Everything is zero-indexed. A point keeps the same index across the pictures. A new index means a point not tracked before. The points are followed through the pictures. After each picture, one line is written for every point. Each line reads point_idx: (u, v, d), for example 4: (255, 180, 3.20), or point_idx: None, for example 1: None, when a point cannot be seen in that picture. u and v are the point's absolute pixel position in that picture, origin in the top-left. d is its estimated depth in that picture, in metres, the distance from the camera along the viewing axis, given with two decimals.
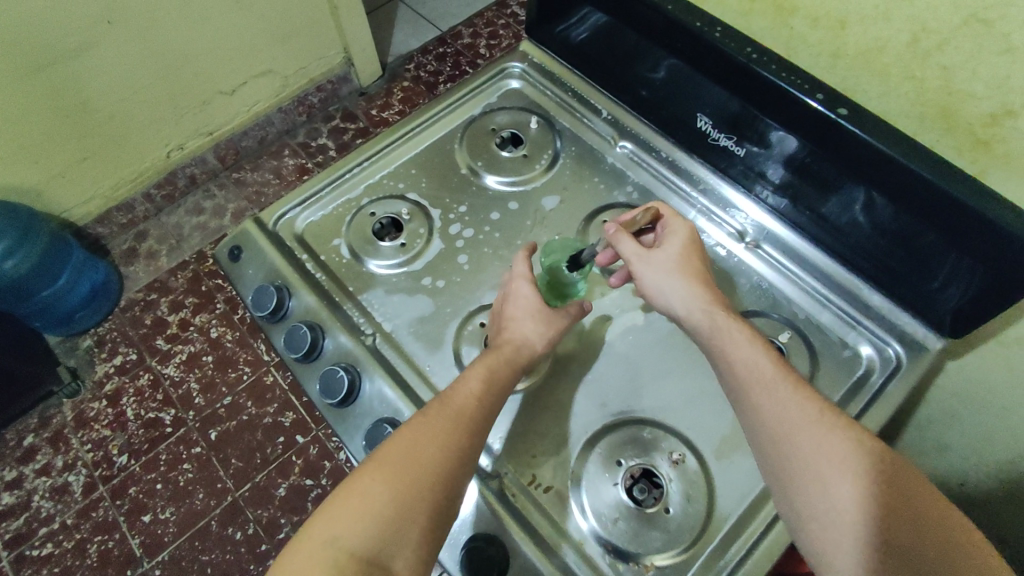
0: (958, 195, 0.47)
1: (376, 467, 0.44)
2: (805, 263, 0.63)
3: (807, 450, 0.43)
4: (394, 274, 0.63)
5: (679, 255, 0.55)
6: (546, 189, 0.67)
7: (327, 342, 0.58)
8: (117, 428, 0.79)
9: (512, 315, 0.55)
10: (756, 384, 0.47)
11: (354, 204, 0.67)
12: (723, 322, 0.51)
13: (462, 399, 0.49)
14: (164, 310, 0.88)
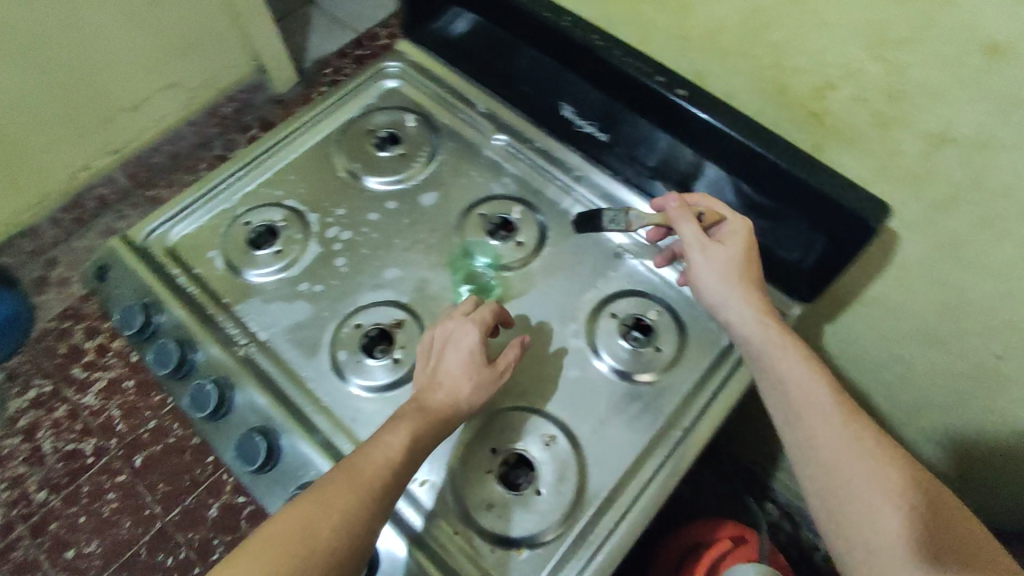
0: (790, 167, 0.51)
1: (256, 548, 0.42)
2: (671, 241, 0.63)
3: (833, 442, 0.49)
4: (271, 282, 0.62)
5: (723, 269, 0.55)
6: (425, 186, 0.68)
7: (197, 356, 0.57)
8: (34, 463, 0.77)
9: (447, 368, 0.53)
10: (827, 408, 0.50)
11: (229, 214, 0.66)
12: (791, 350, 0.52)
13: (369, 472, 0.46)
14: (79, 336, 0.85)
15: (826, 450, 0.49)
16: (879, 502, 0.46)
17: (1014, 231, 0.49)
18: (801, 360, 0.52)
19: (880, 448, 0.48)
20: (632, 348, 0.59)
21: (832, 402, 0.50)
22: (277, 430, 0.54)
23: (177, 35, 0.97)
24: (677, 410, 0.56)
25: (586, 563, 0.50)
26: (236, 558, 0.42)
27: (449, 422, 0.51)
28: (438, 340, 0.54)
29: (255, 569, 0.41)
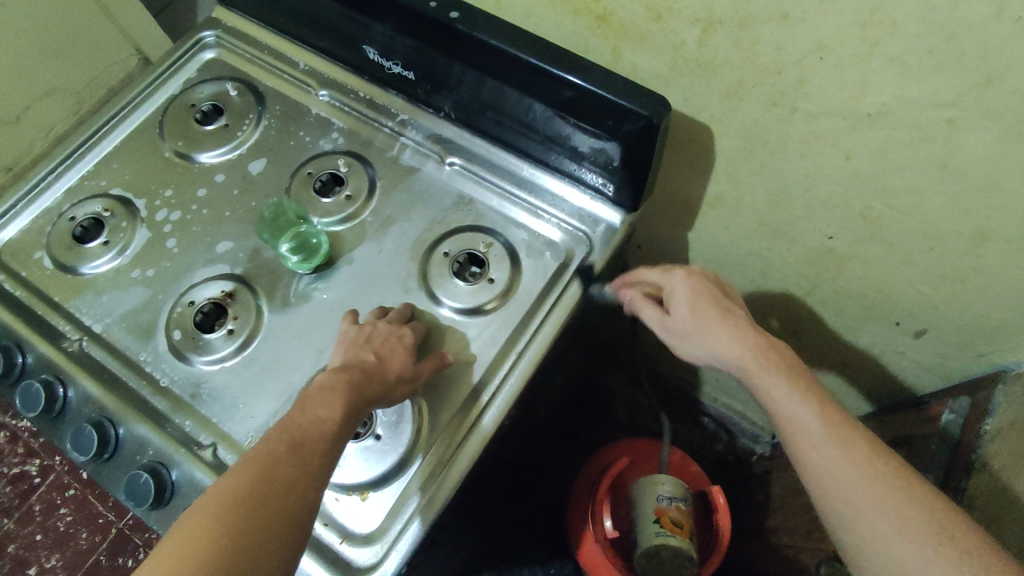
0: (564, 74, 0.50)
1: (201, 520, 0.40)
2: (500, 171, 0.63)
3: (822, 468, 0.47)
4: (102, 274, 0.61)
5: (698, 301, 0.56)
6: (253, 153, 0.66)
7: (26, 358, 0.56)
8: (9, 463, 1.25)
9: (385, 352, 0.52)
10: (798, 422, 0.49)
11: (54, 212, 0.64)
12: (773, 382, 0.51)
13: (315, 437, 0.45)
14: None
15: (809, 458, 0.48)
16: (877, 500, 0.45)
17: (798, 109, 0.49)
18: (773, 372, 0.51)
19: (864, 454, 0.47)
20: (466, 284, 0.58)
21: (817, 416, 0.49)
22: (112, 417, 0.53)
23: None
24: (509, 338, 0.56)
25: (422, 499, 0.50)
26: (185, 528, 0.39)
27: (377, 391, 0.49)
28: (377, 331, 0.53)
29: (206, 536, 0.39)
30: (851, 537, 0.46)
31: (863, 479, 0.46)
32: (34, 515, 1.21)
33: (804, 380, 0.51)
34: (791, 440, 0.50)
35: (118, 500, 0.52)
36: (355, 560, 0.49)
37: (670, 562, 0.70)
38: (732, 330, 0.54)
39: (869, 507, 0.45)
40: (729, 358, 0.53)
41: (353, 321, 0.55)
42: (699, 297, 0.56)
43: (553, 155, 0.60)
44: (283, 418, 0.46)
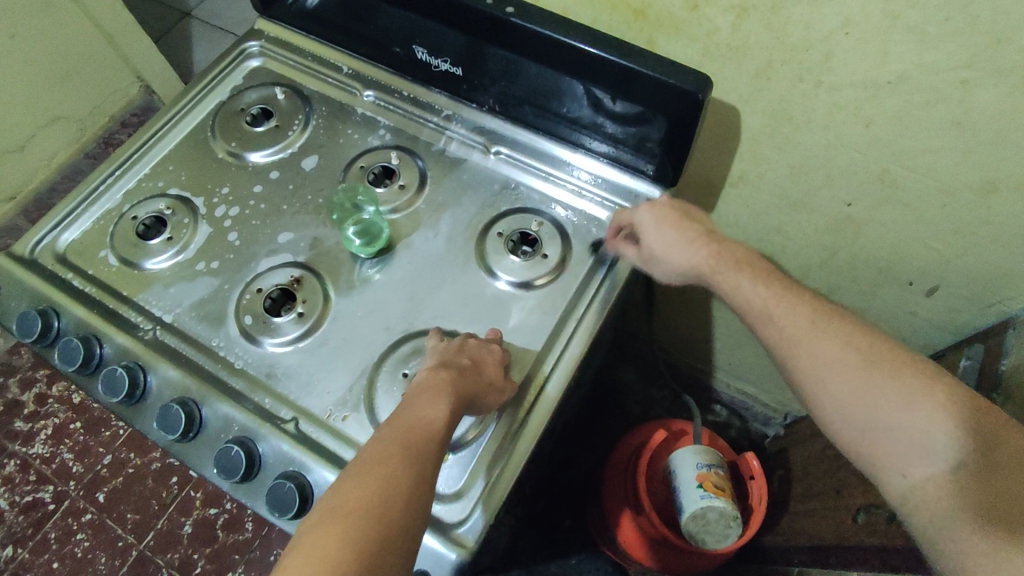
0: (616, 57, 0.54)
1: (326, 528, 0.40)
2: (544, 158, 0.68)
3: (847, 396, 0.47)
4: (168, 267, 0.63)
5: (664, 225, 0.59)
6: (304, 151, 0.70)
7: (104, 349, 0.58)
8: (16, 490, 1.16)
9: (478, 359, 0.54)
10: (806, 347, 0.50)
11: (115, 213, 0.67)
12: (763, 301, 0.53)
13: (423, 439, 0.46)
14: (73, 415, 1.23)
15: (813, 373, 0.49)
16: (909, 413, 0.45)
17: (822, 83, 0.55)
18: (748, 278, 0.55)
19: (885, 362, 0.47)
20: (522, 260, 0.62)
21: (808, 324, 0.50)
22: (195, 399, 0.56)
23: (65, 67, 1.24)
24: (566, 307, 0.61)
25: (501, 459, 0.54)
26: (315, 534, 0.40)
27: (474, 396, 0.51)
28: (470, 344, 0.55)
29: (339, 540, 0.40)
30: (890, 456, 0.45)
31: (886, 389, 0.46)
32: (50, 543, 1.12)
33: (822, 314, 0.51)
34: (803, 374, 0.50)
35: (208, 475, 0.54)
36: (443, 517, 0.52)
37: (716, 522, 0.74)
38: (752, 282, 0.54)
39: (888, 413, 0.45)
40: (753, 309, 0.54)
41: (438, 336, 0.57)
42: (665, 224, 0.59)
43: (594, 140, 0.66)
44: (391, 420, 0.48)
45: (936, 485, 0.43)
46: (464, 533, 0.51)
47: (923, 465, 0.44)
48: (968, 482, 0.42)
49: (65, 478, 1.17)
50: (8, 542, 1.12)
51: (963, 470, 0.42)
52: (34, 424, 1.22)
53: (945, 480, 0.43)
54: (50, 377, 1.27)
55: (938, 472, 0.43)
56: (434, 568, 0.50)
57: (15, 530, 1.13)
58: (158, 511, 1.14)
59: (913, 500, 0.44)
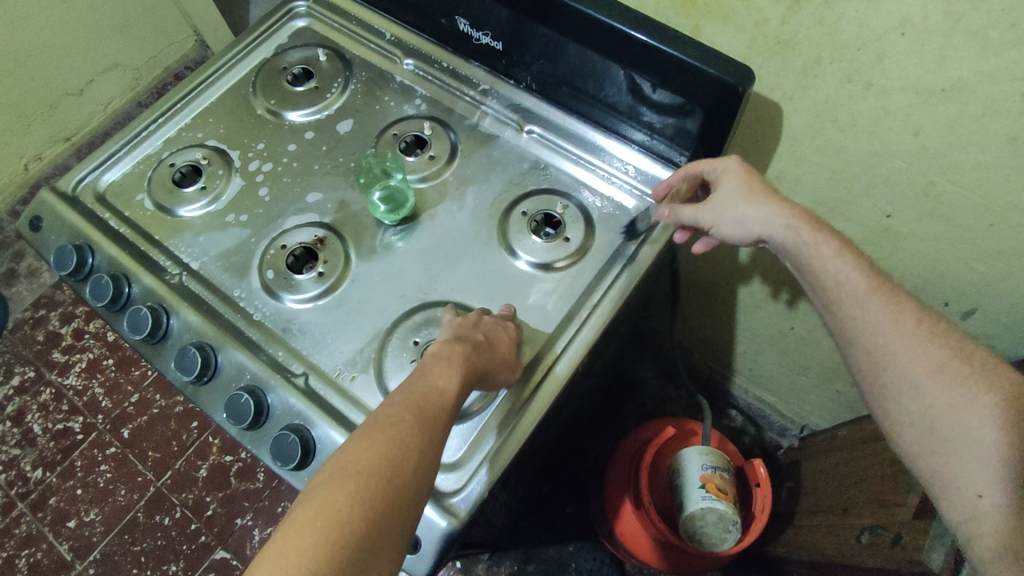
0: (659, 43, 0.53)
1: (337, 484, 0.40)
2: (577, 140, 0.67)
3: (934, 406, 0.46)
4: (200, 216, 0.65)
5: (739, 181, 0.56)
6: (340, 114, 0.71)
7: (132, 288, 0.61)
8: (48, 417, 1.21)
9: (492, 335, 0.54)
10: (895, 343, 0.48)
11: (154, 159, 0.69)
12: (859, 294, 0.50)
13: (434, 405, 0.46)
14: (104, 352, 1.27)
15: (901, 375, 0.48)
16: (995, 436, 0.43)
17: (872, 85, 0.53)
18: (836, 254, 0.51)
19: (985, 381, 0.45)
20: (543, 241, 0.62)
21: (911, 325, 0.48)
22: (211, 344, 0.58)
23: (125, 16, 1.27)
24: (585, 291, 0.60)
25: (501, 436, 0.54)
26: (325, 489, 0.40)
27: (488, 369, 0.51)
28: (486, 319, 0.55)
29: (349, 498, 0.40)
30: (960, 473, 0.44)
31: (978, 406, 0.44)
32: (76, 471, 1.17)
33: (926, 317, 0.48)
34: (888, 372, 0.48)
35: (218, 420, 0.56)
36: (439, 485, 0.53)
37: (714, 525, 0.74)
38: (851, 261, 0.51)
39: (976, 431, 0.44)
40: (841, 294, 0.51)
41: (454, 313, 0.56)
42: (756, 179, 0.56)
43: (629, 128, 0.65)
44: (403, 386, 0.48)
45: (1009, 515, 0.41)
46: (457, 503, 0.51)
47: (1000, 484, 0.42)
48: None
49: (94, 412, 1.22)
50: (39, 465, 1.18)
51: None
52: (70, 356, 1.27)
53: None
54: (88, 313, 1.30)
55: (1020, 497, 0.41)
56: (425, 534, 0.50)
57: (46, 455, 1.18)
58: (177, 452, 1.19)
59: (980, 526, 0.42)
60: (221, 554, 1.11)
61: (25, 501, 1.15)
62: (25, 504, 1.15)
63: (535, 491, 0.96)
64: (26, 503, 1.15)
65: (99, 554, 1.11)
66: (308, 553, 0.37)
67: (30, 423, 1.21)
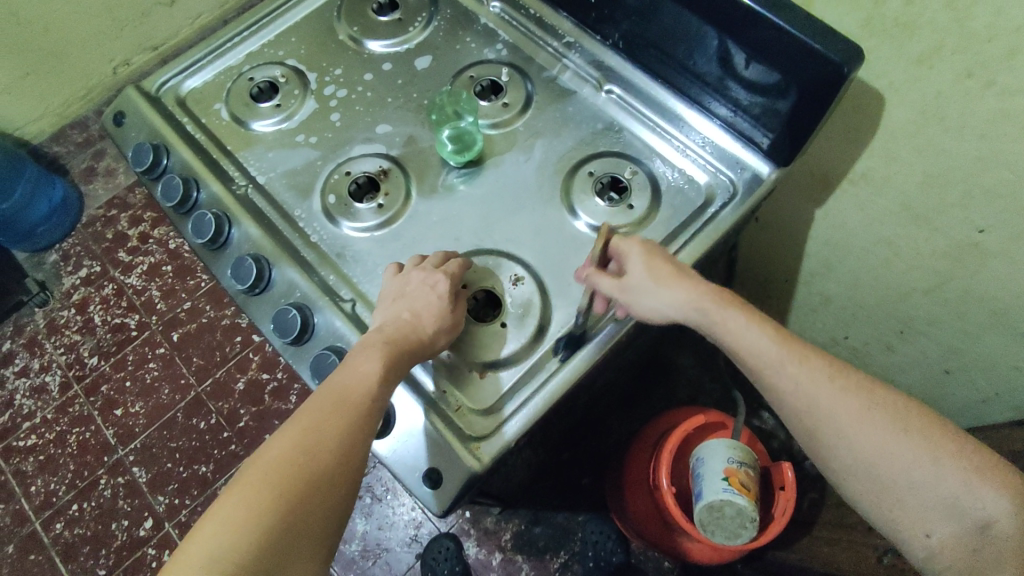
0: (765, 12, 0.49)
1: (251, 475, 0.42)
2: (656, 106, 0.65)
3: (869, 453, 0.46)
4: (272, 132, 0.66)
5: (654, 262, 0.53)
6: (420, 49, 0.70)
7: (200, 194, 0.62)
8: (107, 307, 1.19)
9: (416, 308, 0.51)
10: (821, 401, 0.47)
11: (235, 71, 0.70)
12: (779, 356, 0.49)
13: (354, 391, 0.46)
14: (159, 256, 1.23)
15: (835, 434, 0.47)
16: (928, 474, 0.44)
17: (993, 83, 0.48)
18: (746, 324, 0.51)
19: (903, 421, 0.46)
20: (606, 205, 0.61)
21: (826, 380, 0.48)
22: (267, 259, 0.59)
23: None
24: None
25: (536, 390, 0.53)
26: (242, 481, 0.42)
27: (413, 347, 0.50)
28: (412, 284, 0.53)
29: (258, 489, 0.41)
30: (906, 514, 0.45)
31: (905, 448, 0.45)
32: (128, 363, 1.16)
33: (841, 371, 0.48)
34: (819, 433, 0.48)
35: (264, 331, 0.57)
36: (468, 428, 0.53)
37: (730, 520, 0.71)
38: (761, 327, 0.51)
39: (914, 472, 0.45)
40: (765, 357, 0.49)
41: (414, 264, 0.55)
42: (655, 257, 0.53)
43: (713, 101, 0.62)
44: (328, 379, 0.48)
45: (960, 547, 0.43)
46: (483, 448, 0.51)
47: (946, 525, 0.44)
48: (990, 544, 0.42)
49: (149, 312, 1.19)
50: (96, 352, 1.16)
51: (986, 528, 0.42)
52: (135, 257, 1.23)
53: (969, 539, 0.43)
54: None
55: (963, 533, 0.43)
56: (446, 473, 0.51)
57: (102, 345, 1.17)
58: (219, 362, 1.16)
59: (937, 559, 0.44)
60: None
61: (79, 384, 1.14)
62: (80, 386, 1.14)
63: (554, 457, 0.97)
64: (81, 386, 1.14)
65: (139, 445, 1.10)
66: (220, 542, 0.39)
67: (92, 313, 1.19)
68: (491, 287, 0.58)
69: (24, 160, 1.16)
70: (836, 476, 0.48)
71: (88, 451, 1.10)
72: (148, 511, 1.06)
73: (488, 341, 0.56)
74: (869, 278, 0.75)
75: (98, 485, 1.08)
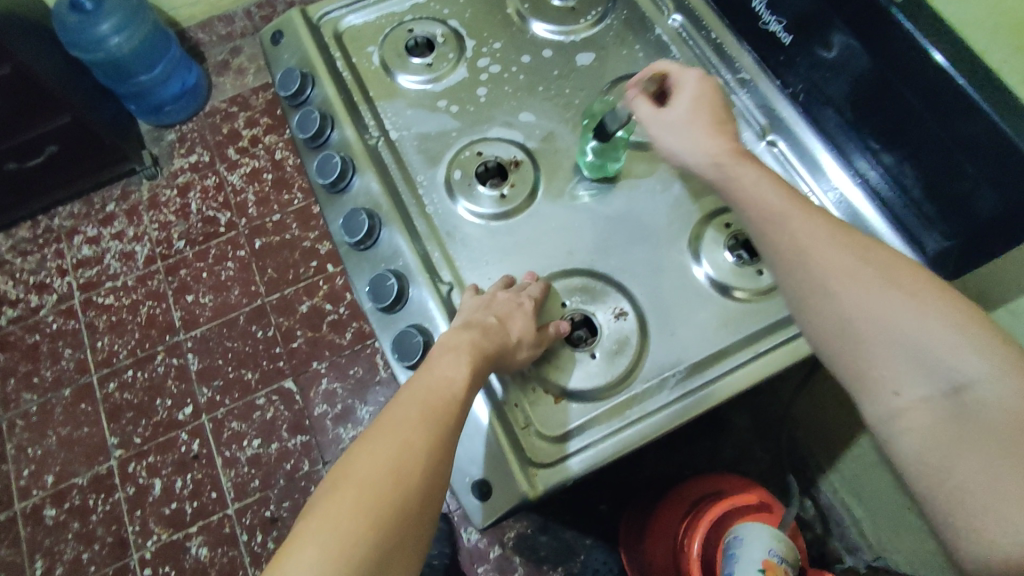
0: (978, 97, 0.43)
1: (342, 490, 0.37)
2: (817, 169, 0.61)
3: (851, 305, 0.39)
4: (417, 89, 0.64)
5: (698, 102, 0.53)
6: (584, 45, 0.66)
7: (332, 134, 0.61)
8: (205, 197, 1.23)
9: (505, 314, 0.50)
10: (812, 247, 0.41)
11: (396, 18, 0.68)
12: (790, 216, 0.43)
13: (447, 403, 0.43)
14: (263, 163, 1.25)
15: (815, 280, 0.41)
16: (913, 326, 0.36)
17: None
18: (757, 176, 0.46)
19: (898, 275, 0.38)
20: (735, 262, 0.56)
21: (821, 229, 0.42)
22: (381, 218, 0.57)
23: None
24: (755, 333, 0.54)
25: (611, 433, 0.51)
26: (333, 494, 0.37)
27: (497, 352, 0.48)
28: (499, 298, 0.52)
29: (353, 504, 0.36)
30: (877, 377, 0.37)
31: (891, 302, 0.37)
32: (209, 256, 1.18)
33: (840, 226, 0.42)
34: (798, 279, 0.42)
35: (358, 288, 0.57)
36: (531, 452, 0.51)
37: None
38: (771, 182, 0.46)
39: (893, 324, 0.37)
40: (762, 208, 0.45)
41: (505, 287, 0.54)
42: (705, 99, 0.53)
43: (864, 161, 0.57)
44: (408, 385, 0.45)
45: (930, 415, 0.35)
46: (540, 476, 0.50)
47: (920, 384, 0.36)
48: (965, 413, 0.34)
49: (240, 214, 1.21)
50: (184, 237, 1.20)
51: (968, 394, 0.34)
52: (242, 157, 1.25)
53: (942, 404, 0.35)
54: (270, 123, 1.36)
55: (936, 397, 0.35)
56: (500, 492, 0.49)
57: (192, 231, 1.20)
58: (290, 280, 1.16)
59: (899, 429, 0.36)
60: (289, 384, 1.09)
61: (162, 261, 1.18)
62: (162, 264, 1.18)
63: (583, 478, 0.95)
64: (163, 264, 1.18)
65: (199, 334, 1.13)
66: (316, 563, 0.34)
67: (191, 199, 1.23)
68: (594, 315, 0.55)
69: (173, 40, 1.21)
70: (813, 337, 0.42)
71: (153, 326, 1.14)
72: (190, 398, 1.09)
73: (567, 365, 0.53)
74: None
75: (154, 360, 1.12)
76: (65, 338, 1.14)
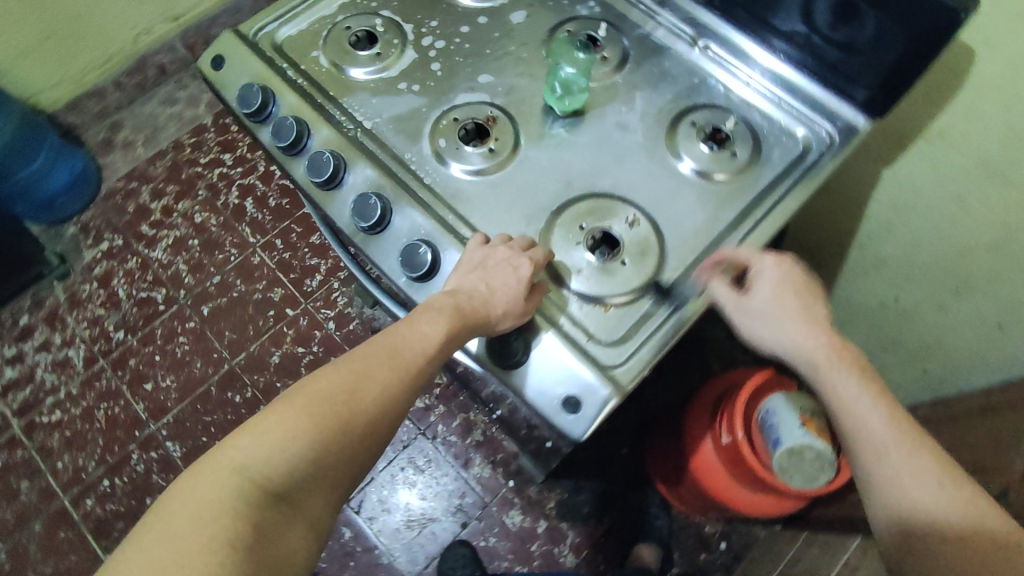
0: None
1: (292, 401, 0.44)
2: (744, 57, 0.67)
3: (845, 404, 0.51)
4: (372, 79, 0.66)
5: (781, 294, 0.54)
6: (513, 5, 0.71)
7: (311, 139, 0.62)
8: (130, 282, 1.22)
9: (495, 284, 0.52)
10: (813, 351, 0.53)
11: (329, 20, 0.70)
12: (831, 377, 0.52)
13: (412, 349, 0.49)
14: (184, 231, 1.25)
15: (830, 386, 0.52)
16: (893, 441, 0.49)
17: None
18: (802, 316, 0.54)
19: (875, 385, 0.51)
20: (711, 151, 0.62)
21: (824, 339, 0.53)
22: (388, 199, 0.59)
23: None
24: (749, 204, 0.61)
25: (666, 318, 0.55)
26: (285, 403, 0.44)
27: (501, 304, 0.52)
28: (496, 254, 0.54)
29: (298, 420, 0.43)
30: (867, 469, 0.50)
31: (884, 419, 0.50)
32: (156, 338, 1.18)
33: None
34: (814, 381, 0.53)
35: (386, 269, 0.58)
36: (602, 357, 0.54)
37: (809, 462, 0.73)
38: (801, 320, 0.54)
39: (875, 428, 0.50)
40: (798, 347, 0.53)
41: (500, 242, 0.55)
42: (789, 282, 0.55)
43: (779, 43, 0.65)
44: (385, 331, 0.50)
45: (906, 500, 0.47)
46: (619, 374, 0.53)
47: (904, 480, 0.48)
48: (924, 503, 0.47)
49: (177, 287, 1.21)
50: (121, 326, 1.19)
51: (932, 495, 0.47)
52: (159, 231, 1.25)
53: (911, 491, 0.47)
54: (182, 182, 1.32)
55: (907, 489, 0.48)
56: (588, 398, 0.52)
57: (127, 320, 1.19)
58: (252, 335, 1.18)
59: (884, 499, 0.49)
60: None
61: (107, 358, 1.17)
62: (108, 360, 1.17)
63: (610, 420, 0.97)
64: (110, 360, 1.17)
65: (171, 418, 1.13)
66: (244, 450, 0.42)
67: (116, 287, 1.22)
68: (613, 230, 0.59)
69: (44, 130, 1.17)
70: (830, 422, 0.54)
71: (117, 426, 1.13)
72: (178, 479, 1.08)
73: (604, 275, 0.57)
74: (921, 238, 0.79)
75: (129, 459, 1.11)
76: (18, 469, 1.11)
